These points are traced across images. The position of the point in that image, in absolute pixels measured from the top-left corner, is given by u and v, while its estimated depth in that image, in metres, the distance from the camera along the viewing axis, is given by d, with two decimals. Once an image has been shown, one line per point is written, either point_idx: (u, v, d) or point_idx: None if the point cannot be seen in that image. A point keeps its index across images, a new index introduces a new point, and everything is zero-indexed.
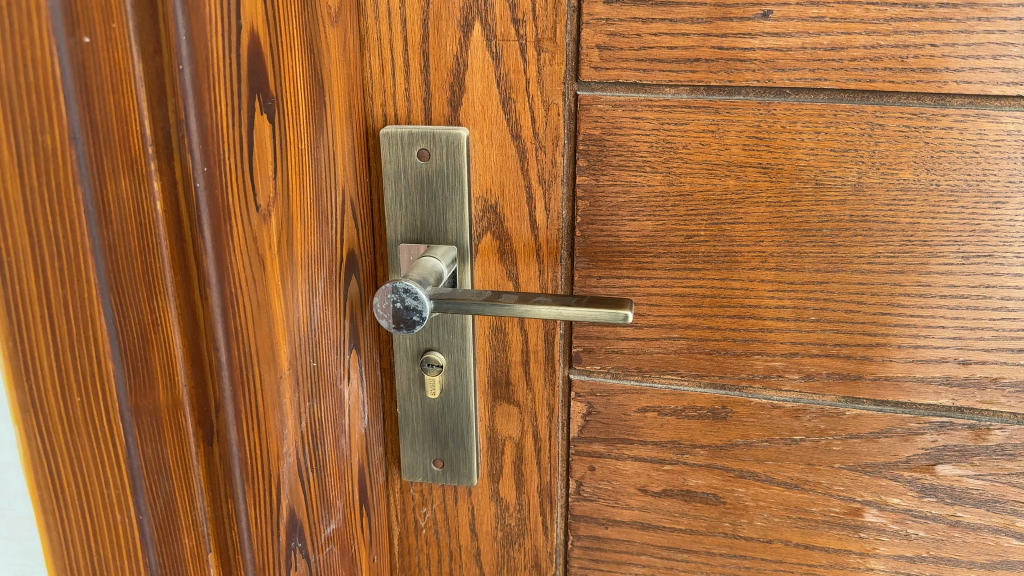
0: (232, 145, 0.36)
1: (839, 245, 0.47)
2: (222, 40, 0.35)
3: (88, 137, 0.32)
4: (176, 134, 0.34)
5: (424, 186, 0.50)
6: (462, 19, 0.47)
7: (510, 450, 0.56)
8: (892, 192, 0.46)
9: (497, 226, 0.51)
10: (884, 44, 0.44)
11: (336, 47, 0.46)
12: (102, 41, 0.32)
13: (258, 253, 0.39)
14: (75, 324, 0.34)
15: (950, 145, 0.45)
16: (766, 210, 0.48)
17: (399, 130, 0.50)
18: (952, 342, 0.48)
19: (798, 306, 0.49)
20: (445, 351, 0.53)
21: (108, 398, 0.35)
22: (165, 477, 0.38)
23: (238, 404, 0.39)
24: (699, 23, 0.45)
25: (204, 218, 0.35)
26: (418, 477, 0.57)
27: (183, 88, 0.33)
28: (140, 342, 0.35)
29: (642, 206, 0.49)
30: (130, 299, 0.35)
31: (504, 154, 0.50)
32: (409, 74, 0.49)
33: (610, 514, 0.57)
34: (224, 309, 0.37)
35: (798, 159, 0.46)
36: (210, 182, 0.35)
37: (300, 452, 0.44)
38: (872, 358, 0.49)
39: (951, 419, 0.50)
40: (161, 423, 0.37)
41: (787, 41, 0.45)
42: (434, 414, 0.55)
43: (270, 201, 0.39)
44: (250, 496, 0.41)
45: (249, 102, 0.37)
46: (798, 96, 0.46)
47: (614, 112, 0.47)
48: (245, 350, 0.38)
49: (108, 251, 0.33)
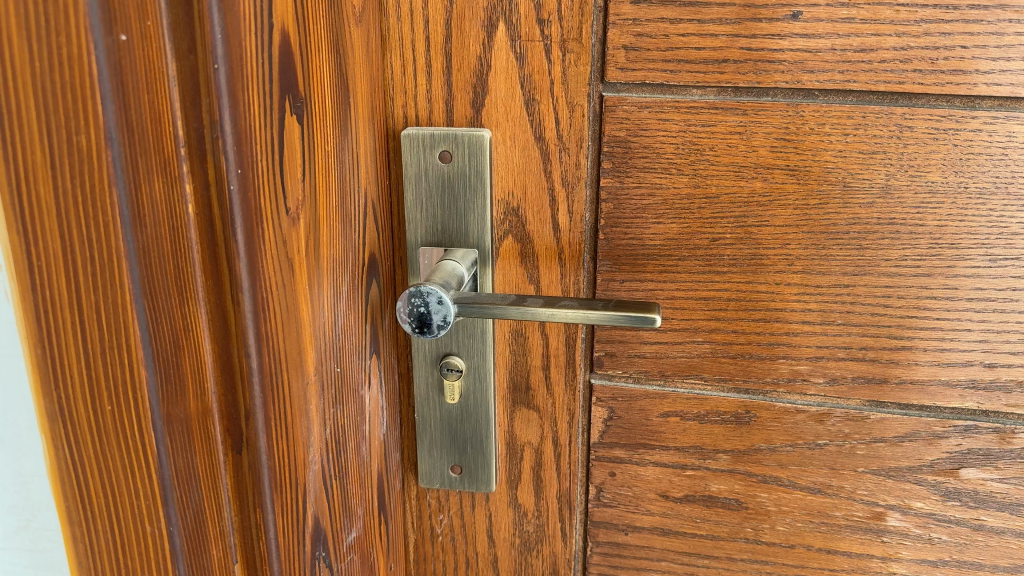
0: (264, 148, 0.36)
1: (866, 248, 0.47)
2: (255, 39, 0.34)
3: (124, 137, 0.31)
4: (210, 135, 0.33)
5: (445, 188, 0.49)
6: (485, 19, 0.47)
7: (530, 456, 0.55)
8: (920, 194, 0.46)
9: (519, 229, 0.51)
10: (915, 46, 0.43)
11: (360, 47, 0.45)
12: (138, 39, 0.31)
13: (288, 256, 0.38)
14: (108, 331, 0.33)
15: (979, 148, 0.44)
16: (792, 213, 0.47)
17: (421, 131, 0.49)
18: (978, 346, 0.48)
19: (824, 309, 0.49)
20: (464, 355, 0.52)
21: (140, 405, 0.34)
22: (194, 487, 0.37)
23: (268, 411, 0.38)
24: (727, 24, 0.45)
25: (237, 221, 0.34)
26: (435, 483, 0.56)
27: (217, 88, 0.33)
28: (172, 347, 0.34)
29: (667, 209, 0.49)
30: (163, 304, 0.34)
31: (527, 156, 0.49)
32: (431, 75, 0.48)
33: (630, 520, 0.56)
34: (255, 314, 0.36)
35: (826, 162, 0.46)
36: (244, 185, 0.34)
37: (325, 460, 0.43)
38: (897, 361, 0.49)
39: (975, 422, 0.49)
40: (191, 431, 0.36)
41: (816, 43, 0.44)
42: (453, 419, 0.54)
43: (299, 204, 0.38)
44: (278, 506, 0.40)
45: (280, 102, 0.37)
46: (826, 97, 0.45)
47: (640, 113, 0.47)
48: (275, 356, 0.38)
49: (142, 255, 0.32)
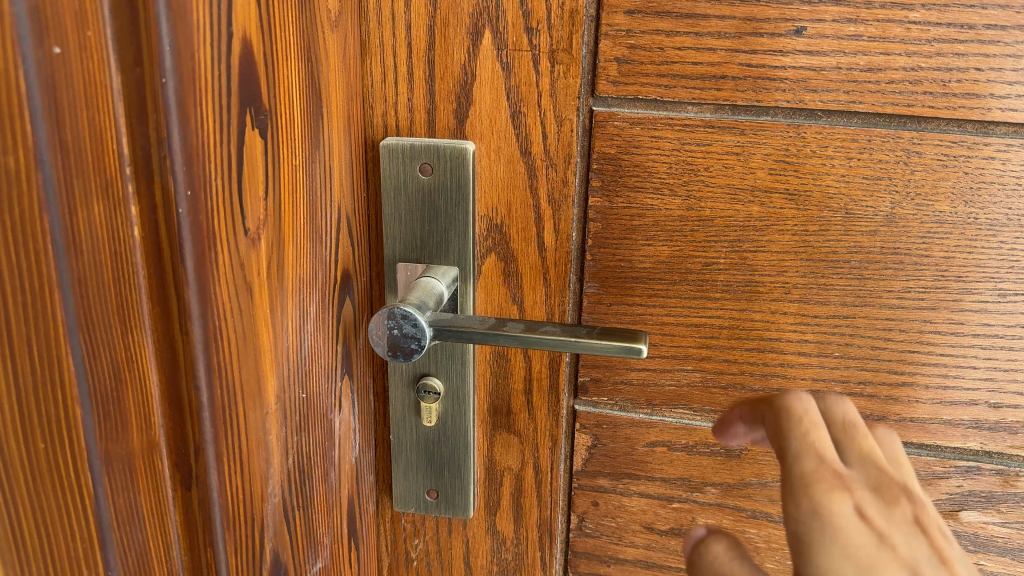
0: (219, 166, 0.33)
1: (867, 279, 0.45)
2: (211, 50, 0.32)
3: (57, 158, 0.28)
4: (156, 154, 0.31)
5: (426, 203, 0.47)
6: (471, 27, 0.44)
7: (510, 482, 0.53)
8: (927, 224, 0.43)
9: (502, 247, 0.48)
10: (925, 66, 0.40)
11: (335, 53, 0.42)
12: (76, 51, 0.28)
13: (245, 279, 0.36)
14: (39, 365, 0.30)
15: (991, 177, 0.42)
16: (791, 239, 0.45)
17: (400, 142, 0.46)
18: (983, 384, 0.45)
19: (821, 341, 0.46)
20: (443, 377, 0.49)
21: (75, 446, 0.31)
22: (137, 527, 0.34)
23: (221, 446, 0.35)
24: (727, 38, 0.42)
25: (186, 246, 0.32)
26: (411, 507, 0.53)
27: (166, 103, 0.30)
28: (112, 383, 0.32)
29: (659, 231, 0.46)
30: (102, 336, 0.31)
31: (513, 172, 0.46)
32: (413, 83, 0.45)
33: (613, 551, 0.54)
34: (206, 343, 0.34)
35: (827, 187, 0.43)
36: (195, 207, 0.32)
37: (286, 491, 0.41)
38: (897, 397, 0.47)
39: (978, 463, 0.47)
40: (135, 469, 0.33)
41: (820, 60, 0.41)
42: (430, 442, 0.51)
43: (260, 223, 0.36)
44: (231, 545, 0.37)
45: (240, 116, 0.34)
46: (830, 118, 0.42)
47: (632, 129, 0.44)
48: (227, 388, 0.35)
49: (78, 286, 0.30)
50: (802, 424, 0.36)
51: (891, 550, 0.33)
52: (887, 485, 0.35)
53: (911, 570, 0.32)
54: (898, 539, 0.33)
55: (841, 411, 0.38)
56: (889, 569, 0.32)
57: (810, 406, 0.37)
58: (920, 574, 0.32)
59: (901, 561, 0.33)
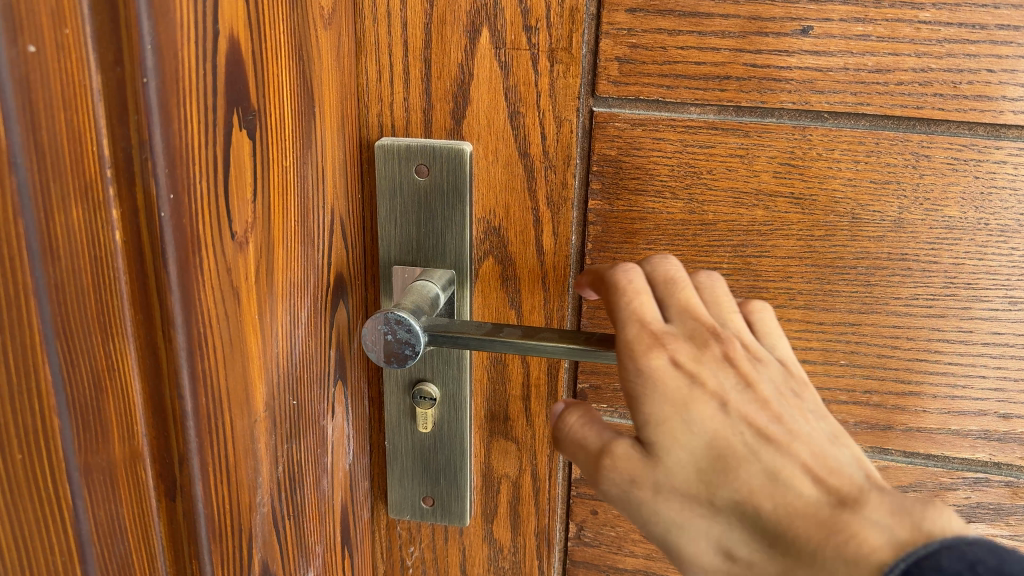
0: (204, 168, 0.32)
1: (874, 285, 0.43)
2: (195, 49, 0.31)
3: (31, 160, 0.28)
4: (138, 156, 0.30)
5: (422, 204, 0.46)
6: (469, 25, 0.43)
7: (507, 490, 0.52)
8: (936, 230, 0.42)
9: (500, 250, 0.47)
10: (936, 67, 0.39)
11: (327, 52, 0.41)
12: (52, 50, 0.27)
13: (232, 285, 0.35)
14: (15, 374, 0.29)
15: (1002, 182, 0.41)
16: (796, 244, 0.44)
17: (396, 143, 0.45)
18: (993, 394, 0.44)
19: (827, 348, 0.45)
20: (439, 382, 0.48)
21: (53, 456, 0.30)
22: (119, 539, 0.33)
23: (206, 457, 0.34)
24: (731, 37, 0.41)
25: (169, 252, 0.31)
26: (406, 514, 0.52)
27: (147, 104, 0.29)
28: (92, 392, 0.31)
29: (661, 235, 0.45)
30: (81, 344, 0.30)
31: (511, 173, 0.45)
32: (408, 82, 0.44)
33: (612, 560, 0.53)
34: (190, 352, 0.33)
35: (834, 191, 0.42)
36: (178, 210, 0.31)
37: (276, 500, 0.40)
38: (904, 407, 0.45)
39: (987, 475, 0.46)
40: (117, 479, 0.33)
41: (827, 61, 0.40)
42: (426, 448, 0.50)
43: (248, 226, 0.35)
44: (217, 558, 0.36)
45: (226, 116, 0.33)
46: (837, 120, 0.41)
47: (634, 130, 0.43)
48: (213, 397, 0.34)
49: (54, 291, 0.29)
50: (628, 296, 0.37)
51: (701, 385, 0.35)
52: (701, 333, 0.36)
53: (722, 400, 0.35)
54: (708, 375, 0.35)
55: (663, 268, 0.39)
56: (702, 404, 0.35)
57: (633, 277, 0.38)
58: (727, 402, 0.35)
59: (709, 392, 0.35)
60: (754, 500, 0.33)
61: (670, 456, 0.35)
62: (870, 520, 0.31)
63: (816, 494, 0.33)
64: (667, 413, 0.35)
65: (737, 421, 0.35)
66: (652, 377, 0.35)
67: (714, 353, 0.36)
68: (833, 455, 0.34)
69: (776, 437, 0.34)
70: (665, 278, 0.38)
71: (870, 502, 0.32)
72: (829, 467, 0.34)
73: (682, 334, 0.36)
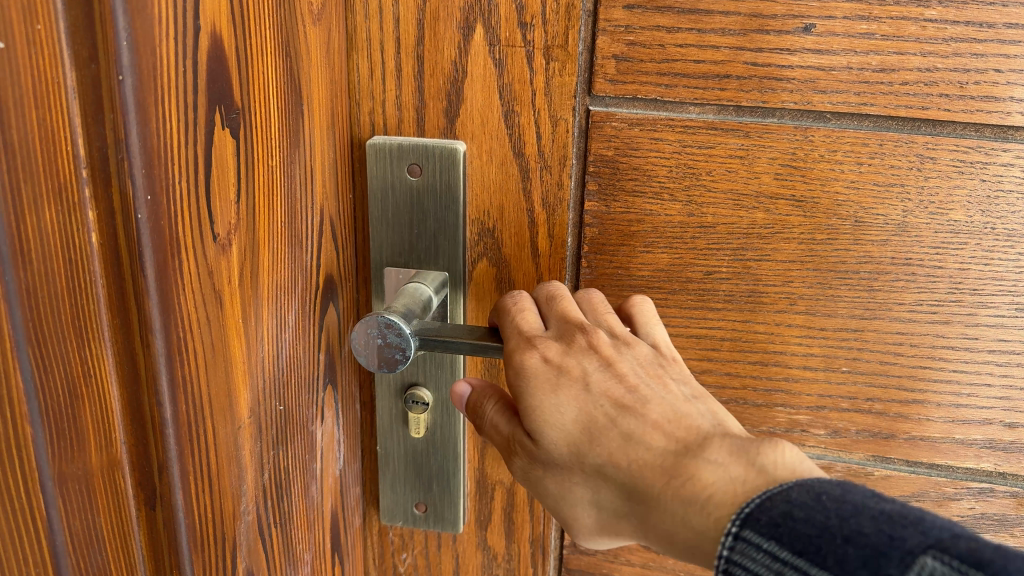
0: (183, 168, 0.31)
1: (877, 290, 0.42)
2: (173, 45, 0.30)
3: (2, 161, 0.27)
4: (114, 156, 0.29)
5: (414, 205, 0.45)
6: (462, 21, 0.41)
7: (501, 496, 0.51)
8: (941, 234, 0.41)
9: (494, 252, 0.46)
10: (942, 67, 0.38)
11: (316, 48, 0.40)
12: (23, 47, 0.26)
13: (213, 288, 0.34)
14: None
15: (1009, 186, 0.40)
16: (798, 248, 0.42)
17: (388, 142, 0.44)
18: (998, 402, 0.43)
19: (828, 354, 0.44)
20: (431, 387, 0.47)
21: (25, 465, 0.29)
22: (97, 550, 0.32)
23: (187, 465, 0.33)
24: (731, 35, 0.39)
25: (147, 255, 0.30)
26: (398, 520, 0.51)
27: (123, 103, 0.28)
28: (67, 400, 0.30)
29: (659, 237, 0.44)
30: (55, 350, 0.29)
31: (505, 174, 0.44)
32: (400, 80, 0.43)
33: (608, 568, 0.52)
34: (169, 357, 0.32)
35: (836, 193, 0.41)
36: (155, 212, 0.30)
37: (261, 508, 0.39)
38: (907, 415, 0.44)
39: (991, 484, 0.45)
40: (94, 489, 0.32)
41: (830, 59, 0.39)
42: (418, 454, 0.49)
43: (230, 228, 0.34)
44: (200, 568, 0.35)
45: (208, 114, 0.32)
46: (840, 121, 0.40)
47: (631, 130, 0.42)
48: (194, 404, 0.33)
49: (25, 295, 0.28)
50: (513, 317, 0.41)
51: (566, 375, 0.38)
52: (568, 330, 0.39)
53: (585, 382, 0.37)
54: (573, 364, 0.38)
55: (546, 286, 0.42)
56: (567, 388, 0.37)
57: (518, 300, 0.42)
58: (590, 384, 0.37)
59: (573, 379, 0.37)
60: (616, 463, 0.36)
61: (546, 438, 0.37)
62: (708, 460, 0.33)
63: (666, 446, 0.35)
64: (537, 402, 0.37)
65: (599, 396, 0.37)
66: (522, 369, 0.38)
67: (580, 342, 0.38)
68: (684, 412, 0.36)
69: (631, 405, 0.36)
70: (548, 295, 0.42)
71: (711, 446, 0.34)
72: (680, 424, 0.36)
73: (553, 336, 0.39)
